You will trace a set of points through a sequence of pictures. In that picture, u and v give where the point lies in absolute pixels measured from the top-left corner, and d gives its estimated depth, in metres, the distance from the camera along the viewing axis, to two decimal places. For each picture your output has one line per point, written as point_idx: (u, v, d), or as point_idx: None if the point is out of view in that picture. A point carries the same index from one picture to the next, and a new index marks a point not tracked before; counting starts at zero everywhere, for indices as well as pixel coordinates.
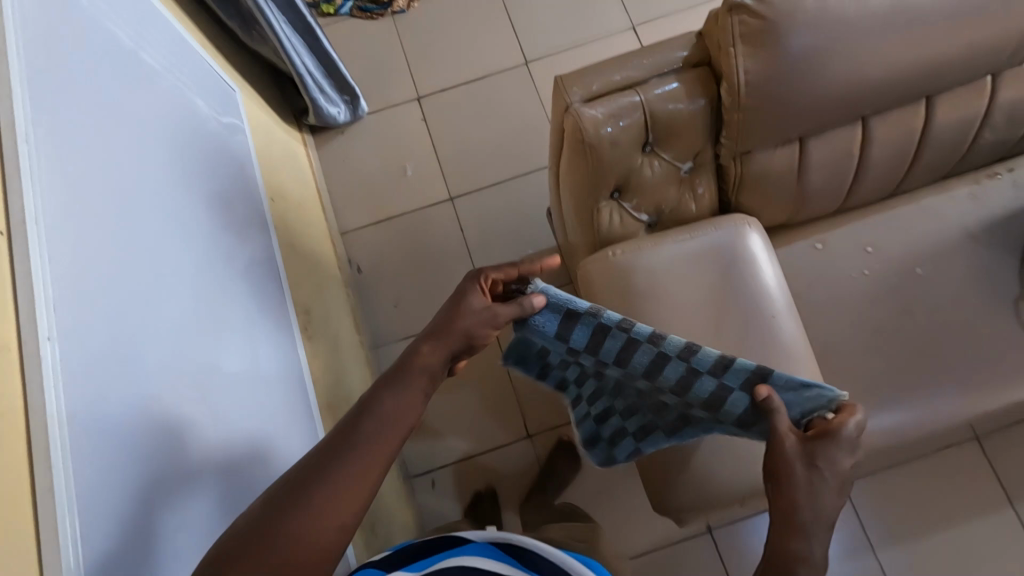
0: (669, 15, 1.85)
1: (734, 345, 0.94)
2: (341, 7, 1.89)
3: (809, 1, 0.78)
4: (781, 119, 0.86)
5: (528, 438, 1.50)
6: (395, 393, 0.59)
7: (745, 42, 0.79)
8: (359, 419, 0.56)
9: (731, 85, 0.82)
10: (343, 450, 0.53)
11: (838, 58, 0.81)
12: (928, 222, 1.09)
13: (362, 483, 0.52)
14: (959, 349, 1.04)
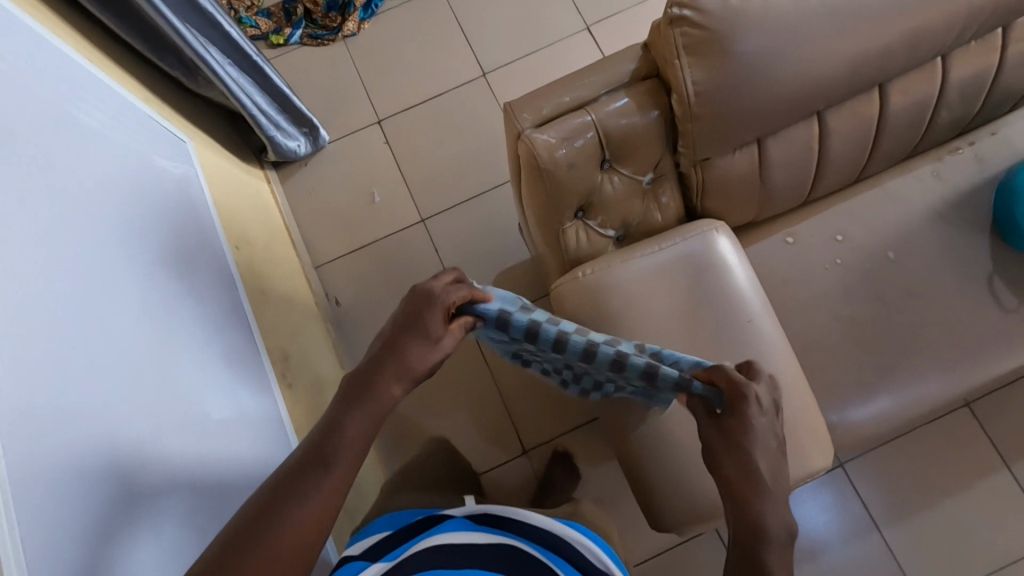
0: (622, 12, 1.84)
1: (713, 353, 0.93)
2: (290, 37, 1.86)
3: (750, 6, 0.76)
4: (735, 125, 0.85)
5: (524, 454, 1.50)
6: (358, 413, 0.58)
7: (689, 54, 0.77)
8: (321, 445, 0.55)
9: (681, 97, 0.81)
10: (304, 480, 0.53)
11: (784, 59, 0.80)
12: (895, 204, 1.09)
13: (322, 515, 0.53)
14: (937, 329, 1.05)
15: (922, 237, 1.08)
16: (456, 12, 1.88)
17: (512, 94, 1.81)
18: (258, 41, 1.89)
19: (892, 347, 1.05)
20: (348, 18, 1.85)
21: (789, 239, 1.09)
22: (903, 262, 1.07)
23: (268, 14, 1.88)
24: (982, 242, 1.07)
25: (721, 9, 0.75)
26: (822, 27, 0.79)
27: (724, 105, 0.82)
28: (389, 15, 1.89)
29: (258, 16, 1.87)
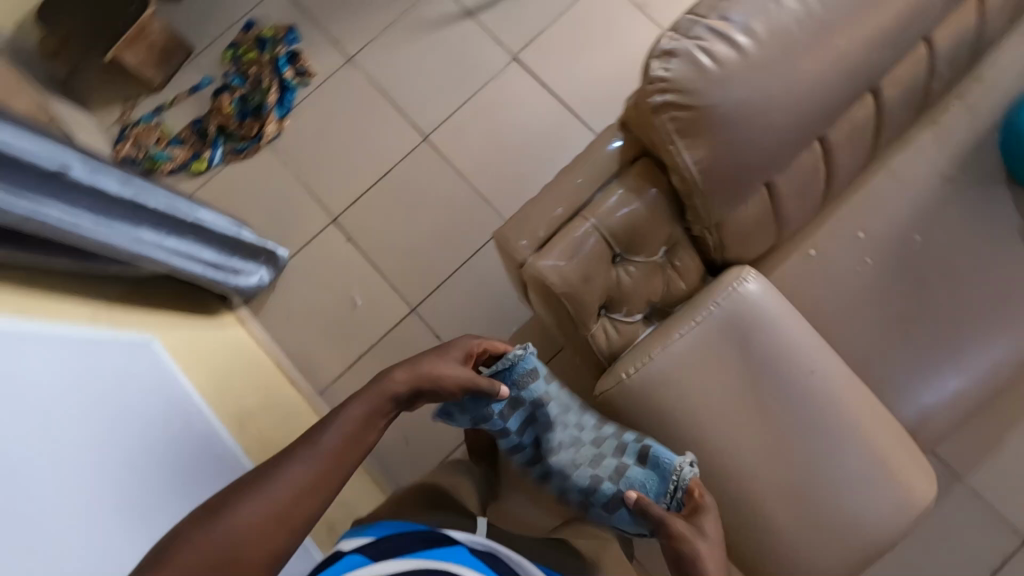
0: (545, 30, 1.74)
1: (786, 417, 0.86)
2: (212, 159, 1.73)
3: (737, 67, 0.67)
4: (744, 183, 0.77)
5: None
6: (370, 414, 0.66)
7: (683, 137, 0.69)
8: (335, 431, 0.63)
9: (683, 177, 0.73)
10: (305, 453, 0.61)
11: (782, 108, 0.71)
12: (906, 183, 1.03)
13: (294, 501, 0.58)
14: (986, 299, 1.00)
15: (942, 208, 1.02)
16: (376, 80, 1.77)
17: (461, 149, 1.71)
18: (179, 172, 1.74)
19: (947, 331, 0.99)
20: (267, 121, 1.73)
21: (811, 251, 1.02)
22: (931, 239, 1.01)
23: (180, 141, 1.74)
24: (1004, 194, 1.01)
25: (704, 81, 0.66)
26: (811, 58, 0.71)
27: (730, 171, 0.73)
28: (308, 105, 1.77)
29: (171, 146, 1.74)
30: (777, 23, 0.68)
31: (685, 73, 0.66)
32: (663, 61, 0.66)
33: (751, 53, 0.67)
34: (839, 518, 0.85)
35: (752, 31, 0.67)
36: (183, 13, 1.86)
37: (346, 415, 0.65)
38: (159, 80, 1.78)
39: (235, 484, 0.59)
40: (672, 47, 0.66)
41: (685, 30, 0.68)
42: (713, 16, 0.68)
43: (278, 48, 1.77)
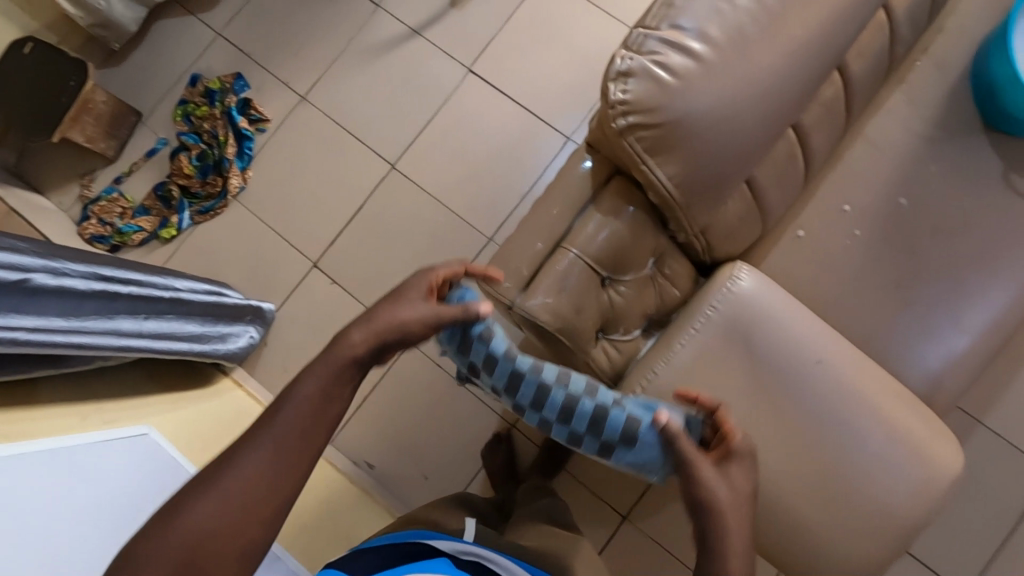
0: (496, 36, 1.70)
1: (801, 412, 0.84)
2: (181, 223, 1.69)
3: (699, 77, 0.65)
4: (723, 186, 0.75)
5: (629, 519, 1.38)
6: (326, 385, 0.61)
7: (654, 155, 0.67)
8: (289, 410, 0.59)
9: (660, 193, 0.71)
10: (261, 437, 0.58)
11: (750, 107, 0.69)
12: (884, 147, 1.01)
13: (254, 490, 0.56)
14: (983, 252, 0.98)
15: (924, 166, 1.00)
16: (333, 115, 1.73)
17: (431, 171, 1.68)
18: (150, 242, 1.71)
19: (948, 290, 0.98)
20: (229, 175, 1.69)
21: (799, 232, 1.00)
22: (917, 200, 1.00)
23: (146, 210, 1.71)
24: (986, 142, 0.99)
25: (666, 95, 0.64)
26: (771, 49, 0.68)
27: (708, 177, 0.71)
28: (269, 151, 1.73)
29: (137, 217, 1.70)
30: (731, 23, 0.66)
31: (645, 91, 0.63)
32: (620, 82, 0.64)
33: (709, 59, 0.65)
34: (875, 507, 0.83)
35: (706, 36, 0.64)
36: (126, 78, 1.81)
37: (300, 394, 0.60)
38: (112, 150, 1.73)
39: (195, 476, 0.57)
40: (627, 68, 0.64)
41: (638, 44, 0.65)
42: (664, 25, 0.65)
43: (228, 98, 1.72)
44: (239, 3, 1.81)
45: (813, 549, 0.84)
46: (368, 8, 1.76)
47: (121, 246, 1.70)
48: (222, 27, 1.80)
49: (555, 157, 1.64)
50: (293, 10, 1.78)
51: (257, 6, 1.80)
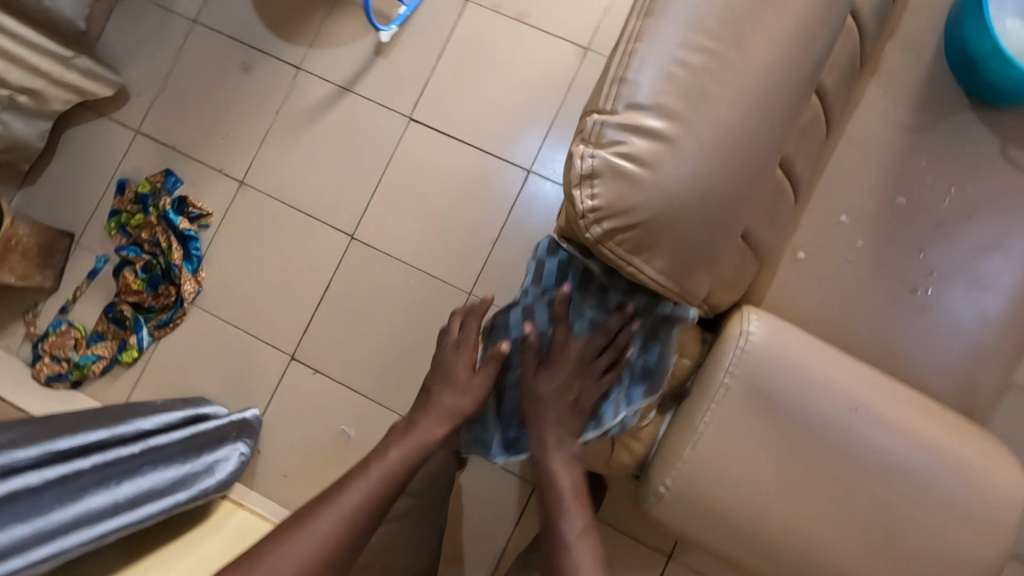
0: (430, 77, 1.60)
1: (846, 468, 0.76)
2: (141, 342, 1.57)
3: (672, 160, 0.58)
4: (721, 258, 0.67)
5: (674, 558, 1.31)
6: (393, 473, 0.89)
7: (638, 254, 0.61)
8: (361, 491, 0.86)
9: (654, 288, 0.64)
10: (338, 508, 0.85)
11: (734, 172, 0.61)
12: (868, 144, 0.93)
13: (324, 550, 0.82)
14: (997, 236, 0.90)
15: (916, 157, 0.92)
16: (277, 195, 1.61)
17: (391, 233, 1.57)
18: (112, 367, 1.59)
19: (971, 285, 0.90)
20: (181, 281, 1.57)
21: (798, 254, 0.92)
22: (917, 194, 0.92)
23: (101, 335, 1.59)
24: (976, 120, 0.92)
25: (638, 190, 0.57)
26: (742, 106, 0.60)
27: (706, 256, 0.63)
28: (217, 247, 1.61)
29: (93, 345, 1.58)
30: (691, 88, 0.58)
31: (615, 191, 0.57)
32: (585, 187, 0.58)
33: (677, 136, 0.58)
34: (946, 555, 0.75)
35: (669, 111, 0.57)
36: (48, 197, 1.68)
37: (371, 478, 0.88)
38: (50, 279, 1.61)
39: (288, 526, 0.83)
40: (591, 169, 0.57)
41: (597, 135, 0.58)
42: (621, 106, 0.59)
43: (162, 201, 1.60)
44: (152, 95, 1.68)
45: None
46: (289, 74, 1.64)
47: (83, 380, 1.58)
48: (139, 123, 1.67)
49: (518, 192, 1.54)
50: (211, 91, 1.66)
51: (171, 94, 1.67)
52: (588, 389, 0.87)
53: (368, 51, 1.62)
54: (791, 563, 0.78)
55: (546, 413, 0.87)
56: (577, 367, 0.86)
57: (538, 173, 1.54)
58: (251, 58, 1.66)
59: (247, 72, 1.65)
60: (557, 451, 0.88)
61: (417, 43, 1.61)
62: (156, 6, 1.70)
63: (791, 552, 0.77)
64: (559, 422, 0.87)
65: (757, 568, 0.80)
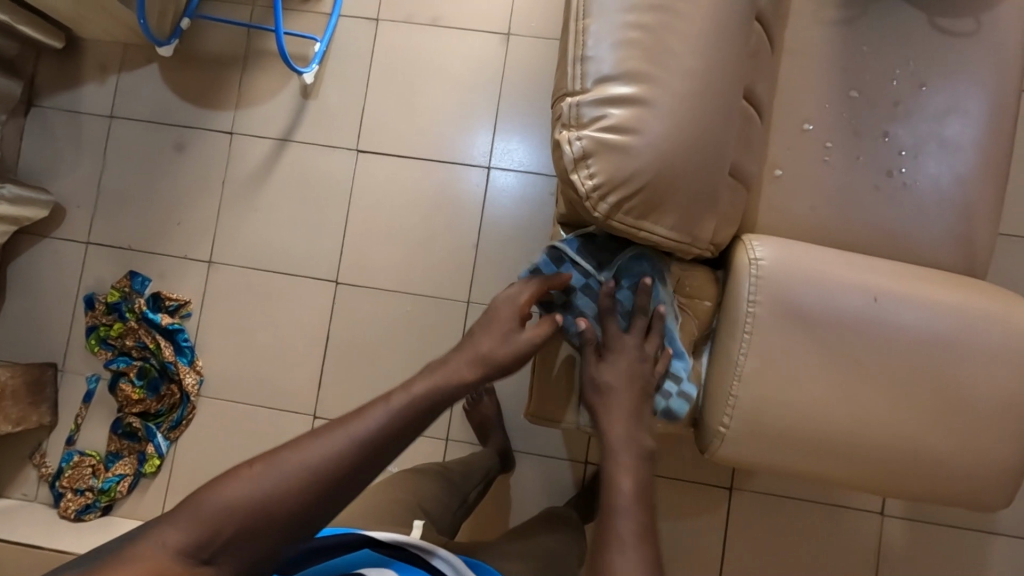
0: (365, 104, 1.58)
1: (881, 356, 0.81)
2: (160, 448, 1.54)
3: (655, 119, 0.64)
4: (718, 200, 0.71)
5: (735, 485, 1.36)
6: (394, 424, 0.67)
7: (646, 217, 0.67)
8: (348, 437, 0.65)
9: (666, 247, 0.70)
10: (321, 446, 0.64)
11: (706, 113, 0.66)
12: (808, 50, 0.97)
13: (293, 492, 0.62)
14: (950, 101, 0.94)
15: (857, 50, 0.96)
16: (250, 263, 1.58)
17: (374, 266, 1.56)
18: (138, 482, 1.55)
19: (941, 155, 0.94)
20: (181, 376, 1.54)
21: (776, 172, 0.95)
22: (869, 85, 0.95)
23: (117, 454, 1.55)
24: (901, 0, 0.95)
25: (629, 156, 0.64)
26: (697, 48, 0.66)
27: (703, 200, 0.69)
28: (206, 332, 1.58)
29: (112, 466, 1.54)
30: (647, 47, 0.65)
31: (609, 165, 0.63)
32: (582, 168, 0.64)
33: (650, 99, 0.64)
34: (988, 406, 0.80)
35: (634, 76, 0.64)
36: (15, 335, 1.61)
37: (362, 426, 0.66)
38: (48, 414, 1.56)
39: (260, 455, 0.64)
40: (584, 152, 0.63)
41: (576, 118, 0.65)
42: (590, 85, 0.65)
43: (136, 303, 1.55)
44: (92, 202, 1.62)
45: (953, 474, 0.82)
46: (224, 140, 1.60)
47: (112, 503, 1.54)
48: (87, 232, 1.62)
49: (485, 192, 1.55)
50: (151, 180, 1.62)
51: (112, 194, 1.62)
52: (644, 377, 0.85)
53: (295, 96, 1.59)
54: (860, 458, 0.82)
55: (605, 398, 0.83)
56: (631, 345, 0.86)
57: (499, 166, 1.55)
58: (181, 134, 1.61)
59: (181, 150, 1.61)
60: (619, 427, 0.80)
61: (342, 74, 1.59)
62: (67, 112, 1.64)
63: (857, 446, 0.81)
64: (618, 404, 0.82)
65: (830, 472, 0.84)
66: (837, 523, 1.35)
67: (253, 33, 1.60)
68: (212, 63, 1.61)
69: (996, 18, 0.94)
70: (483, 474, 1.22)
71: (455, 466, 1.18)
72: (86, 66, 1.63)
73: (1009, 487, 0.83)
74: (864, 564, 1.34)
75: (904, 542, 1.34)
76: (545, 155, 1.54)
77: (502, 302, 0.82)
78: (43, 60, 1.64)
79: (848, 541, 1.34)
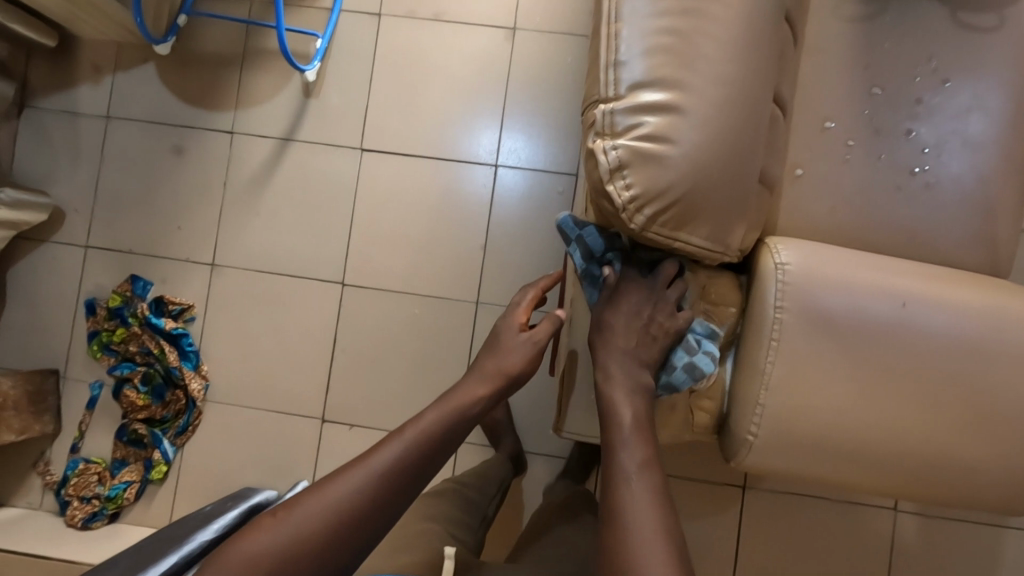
0: (368, 103, 1.55)
1: (911, 361, 0.79)
2: (166, 455, 1.52)
3: (691, 127, 0.62)
4: (749, 208, 0.70)
5: (748, 484, 1.35)
6: (401, 461, 0.73)
7: (681, 228, 0.65)
8: (361, 476, 0.71)
9: (698, 257, 0.69)
10: (338, 485, 0.70)
11: (739, 119, 0.64)
12: (827, 47, 0.95)
13: (320, 531, 0.68)
14: (974, 98, 0.92)
15: (879, 46, 0.94)
16: (253, 267, 1.56)
17: (380, 268, 1.54)
18: (145, 490, 1.53)
19: (965, 152, 0.92)
20: (187, 382, 1.51)
21: (797, 171, 0.94)
22: (891, 82, 0.93)
23: (123, 461, 1.53)
24: None
25: (664, 166, 0.62)
26: (730, 49, 0.64)
27: (735, 209, 0.67)
28: (211, 337, 1.56)
29: (118, 473, 1.52)
30: (680, 50, 0.62)
31: (645, 175, 0.62)
32: (618, 180, 0.62)
33: (686, 106, 0.62)
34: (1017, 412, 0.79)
35: (669, 82, 0.62)
36: (15, 342, 1.58)
37: (375, 464, 0.72)
38: (51, 423, 1.53)
39: (279, 508, 0.70)
40: (620, 162, 0.61)
41: (611, 127, 0.63)
42: (623, 92, 0.63)
43: (138, 308, 1.52)
44: (89, 206, 1.59)
45: (982, 479, 0.81)
46: (225, 141, 1.57)
47: (119, 511, 1.52)
48: (86, 236, 1.58)
49: (491, 191, 1.52)
50: (150, 182, 1.58)
51: (111, 197, 1.59)
52: (663, 318, 0.85)
53: (296, 95, 1.56)
54: (887, 464, 0.81)
55: (616, 342, 0.85)
56: (649, 290, 0.85)
57: (505, 165, 1.52)
58: (180, 135, 1.58)
59: (181, 151, 1.58)
60: (621, 376, 0.83)
61: (344, 71, 1.55)
62: (62, 114, 1.60)
63: (885, 452, 0.80)
64: (627, 347, 0.84)
65: (856, 479, 0.83)
66: (851, 521, 1.35)
67: (251, 30, 1.56)
68: (209, 62, 1.57)
69: (1019, 12, 0.92)
70: (499, 486, 1.21)
71: (470, 480, 1.18)
72: (80, 65, 1.59)
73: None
74: (878, 560, 1.34)
75: (918, 538, 1.34)
76: (552, 152, 1.52)
77: (510, 317, 0.93)
78: (35, 61, 1.59)
79: (862, 538, 1.34)
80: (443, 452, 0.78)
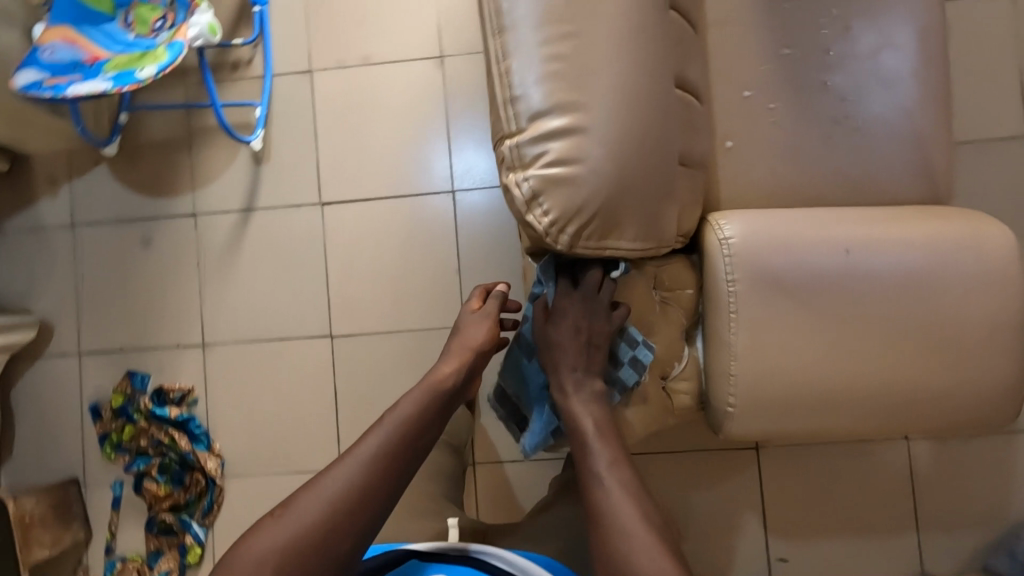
0: (317, 157, 1.58)
1: (865, 304, 0.82)
2: (197, 537, 1.55)
3: (594, 141, 0.67)
4: (674, 192, 0.74)
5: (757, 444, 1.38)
6: (386, 445, 0.84)
7: (609, 231, 0.69)
8: (355, 465, 0.82)
9: (637, 251, 0.73)
10: (334, 477, 0.81)
11: (642, 119, 0.68)
12: (731, 18, 0.98)
13: (326, 515, 0.78)
14: (881, 38, 0.95)
15: (780, 8, 0.97)
16: (241, 338, 1.59)
17: (363, 313, 1.57)
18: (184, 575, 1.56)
19: (883, 92, 0.95)
20: (202, 462, 1.55)
21: (728, 142, 0.96)
22: (799, 40, 0.97)
23: (158, 552, 1.56)
24: None
25: (578, 185, 0.66)
26: (620, 57, 0.67)
27: (659, 199, 0.71)
28: (216, 415, 1.59)
29: (156, 564, 1.55)
30: (573, 71, 0.66)
31: (559, 199, 0.67)
32: (535, 208, 0.67)
33: (586, 123, 0.66)
34: (977, 330, 0.82)
35: (565, 107, 0.66)
36: (31, 460, 1.61)
37: (363, 451, 0.83)
38: (82, 529, 1.57)
39: (276, 509, 0.80)
40: (534, 192, 0.66)
41: (520, 159, 0.68)
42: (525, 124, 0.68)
43: (141, 403, 1.56)
44: (73, 314, 1.62)
45: (961, 401, 0.83)
46: (188, 223, 1.60)
47: None
48: (77, 342, 1.62)
49: (455, 214, 1.55)
50: (126, 279, 1.61)
51: (91, 301, 1.62)
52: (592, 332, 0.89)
53: (247, 165, 1.59)
54: (868, 407, 0.84)
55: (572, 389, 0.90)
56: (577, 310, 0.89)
57: (461, 188, 1.55)
58: (146, 228, 1.61)
59: (148, 244, 1.61)
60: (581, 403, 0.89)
61: (288, 130, 1.59)
62: (28, 230, 1.63)
63: (862, 396, 0.83)
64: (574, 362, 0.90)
65: (842, 426, 0.85)
66: (865, 459, 1.37)
67: (191, 112, 1.60)
68: (158, 151, 1.61)
69: None
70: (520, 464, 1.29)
71: None
72: (37, 180, 1.63)
73: (1012, 399, 0.85)
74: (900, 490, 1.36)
75: (930, 461, 1.36)
76: None
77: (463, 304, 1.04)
78: None
79: (881, 472, 1.37)
80: (423, 429, 0.88)
